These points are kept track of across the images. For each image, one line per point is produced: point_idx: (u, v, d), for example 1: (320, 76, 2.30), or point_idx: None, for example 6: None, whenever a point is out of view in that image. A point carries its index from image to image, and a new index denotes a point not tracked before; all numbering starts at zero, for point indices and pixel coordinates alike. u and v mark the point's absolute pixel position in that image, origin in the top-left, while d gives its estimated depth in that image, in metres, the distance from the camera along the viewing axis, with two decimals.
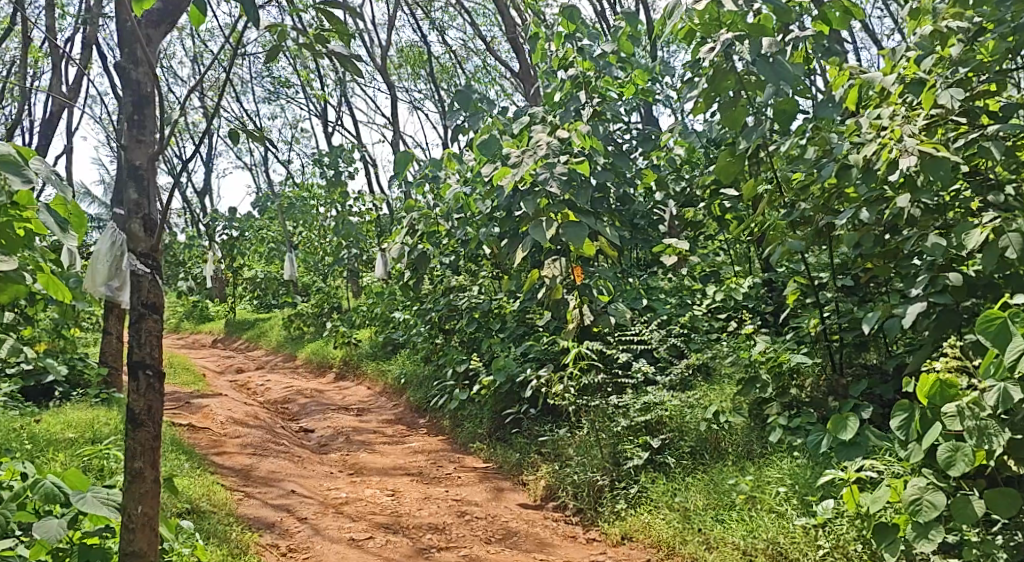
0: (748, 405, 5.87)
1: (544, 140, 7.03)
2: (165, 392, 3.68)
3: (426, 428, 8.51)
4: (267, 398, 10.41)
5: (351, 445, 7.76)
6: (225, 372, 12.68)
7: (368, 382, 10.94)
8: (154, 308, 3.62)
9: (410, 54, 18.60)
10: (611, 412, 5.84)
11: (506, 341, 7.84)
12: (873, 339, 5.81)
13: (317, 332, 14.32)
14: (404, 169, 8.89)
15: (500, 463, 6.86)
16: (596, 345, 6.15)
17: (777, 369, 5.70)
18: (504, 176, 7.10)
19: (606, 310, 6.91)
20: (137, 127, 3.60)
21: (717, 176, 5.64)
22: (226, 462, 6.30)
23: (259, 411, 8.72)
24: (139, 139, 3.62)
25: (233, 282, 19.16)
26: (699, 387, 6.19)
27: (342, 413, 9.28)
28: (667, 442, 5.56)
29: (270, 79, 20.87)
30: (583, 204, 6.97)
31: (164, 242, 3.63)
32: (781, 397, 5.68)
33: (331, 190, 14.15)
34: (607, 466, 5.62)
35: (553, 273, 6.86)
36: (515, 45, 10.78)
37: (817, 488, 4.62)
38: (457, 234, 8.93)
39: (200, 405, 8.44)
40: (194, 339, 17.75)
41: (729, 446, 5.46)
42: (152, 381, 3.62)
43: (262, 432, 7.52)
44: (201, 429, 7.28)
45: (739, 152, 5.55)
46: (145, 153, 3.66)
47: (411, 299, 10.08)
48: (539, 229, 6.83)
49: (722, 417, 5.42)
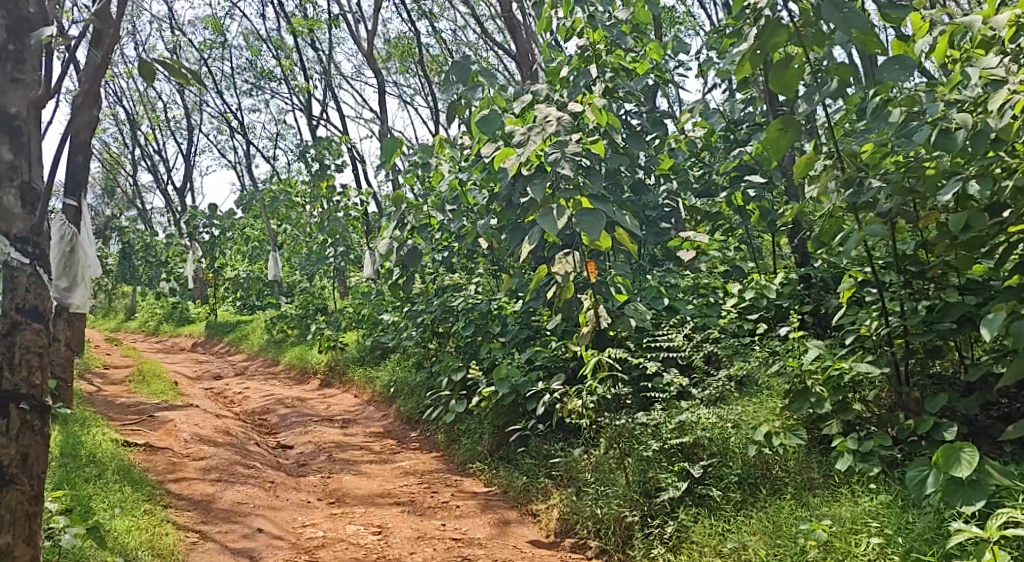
0: (801, 425, 4.99)
1: (555, 114, 6.07)
2: (43, 435, 3.87)
3: (419, 443, 7.60)
4: (244, 408, 9.48)
5: (333, 465, 6.84)
6: (201, 379, 11.75)
7: (355, 389, 10.02)
8: (33, 319, 3.88)
9: (400, 45, 17.63)
10: (639, 433, 4.98)
11: (509, 346, 6.93)
12: (949, 345, 4.94)
13: (301, 335, 13.37)
14: (390, 157, 7.92)
15: (504, 489, 5.96)
16: (618, 352, 5.23)
17: (836, 381, 4.83)
18: (508, 157, 6.20)
19: (623, 311, 6.06)
20: (13, 69, 3.83)
21: (766, 153, 4.73)
22: (183, 492, 5.39)
23: (232, 425, 7.80)
24: (16, 80, 3.85)
25: (214, 282, 18.19)
26: (741, 401, 5.30)
27: (325, 426, 8.36)
28: (708, 469, 4.63)
29: (252, 71, 19.87)
30: (598, 190, 6.06)
31: (42, 214, 3.89)
32: (842, 414, 4.82)
33: (315, 184, 13.20)
34: (637, 499, 4.71)
35: (565, 269, 5.86)
36: (514, 22, 9.86)
37: (931, 542, 3.69)
38: (452, 227, 7.99)
39: (163, 419, 7.50)
40: (172, 342, 16.75)
41: (785, 474, 4.52)
42: (28, 419, 3.81)
43: (231, 451, 6.60)
44: (160, 450, 6.35)
45: (790, 119, 4.61)
46: (23, 96, 3.90)
47: (402, 300, 9.15)
48: (549, 217, 5.86)
49: (775, 440, 4.51)
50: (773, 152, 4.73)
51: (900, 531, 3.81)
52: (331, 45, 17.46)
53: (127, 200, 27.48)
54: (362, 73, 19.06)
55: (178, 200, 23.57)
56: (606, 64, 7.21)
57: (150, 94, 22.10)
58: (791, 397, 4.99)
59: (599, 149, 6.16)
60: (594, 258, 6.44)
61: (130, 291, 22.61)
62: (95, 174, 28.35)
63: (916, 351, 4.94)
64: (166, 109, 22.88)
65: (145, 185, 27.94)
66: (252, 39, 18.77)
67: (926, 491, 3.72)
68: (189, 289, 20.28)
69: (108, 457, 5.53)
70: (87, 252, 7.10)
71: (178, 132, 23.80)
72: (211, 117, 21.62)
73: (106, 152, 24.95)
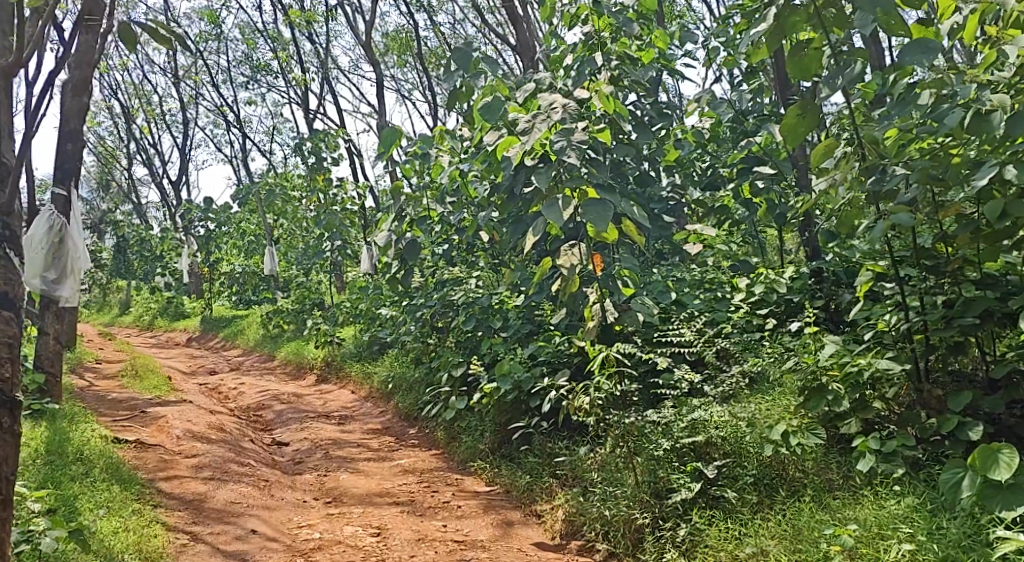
0: (817, 423, 4.79)
1: (560, 101, 5.86)
2: (15, 435, 3.68)
3: (418, 440, 7.41)
4: (239, 404, 9.27)
5: (330, 462, 6.64)
6: (196, 374, 11.54)
7: (352, 385, 9.83)
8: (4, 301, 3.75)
9: (398, 38, 17.44)
10: (649, 432, 4.78)
11: (511, 342, 6.73)
12: (970, 340, 4.75)
13: (297, 330, 13.18)
14: (389, 147, 7.69)
15: (507, 488, 5.76)
16: (627, 347, 5.02)
17: (855, 378, 4.64)
18: (511, 146, 5.99)
19: (630, 305, 5.85)
20: None
21: (783, 140, 4.53)
22: (173, 491, 5.19)
23: (225, 421, 7.59)
24: None
25: (209, 276, 17.98)
26: (754, 399, 5.10)
27: (322, 422, 8.16)
28: (723, 469, 4.43)
29: (248, 64, 19.66)
30: (606, 179, 5.86)
31: None
32: (860, 413, 4.63)
33: (311, 178, 12.99)
34: (647, 501, 4.52)
35: (572, 261, 5.65)
36: (515, 11, 9.65)
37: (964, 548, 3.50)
38: (452, 219, 7.78)
39: (155, 414, 7.29)
40: (167, 337, 16.54)
41: (803, 475, 4.32)
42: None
43: (225, 448, 6.39)
44: (151, 447, 6.14)
45: (809, 104, 4.41)
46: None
47: (400, 294, 8.93)
48: (554, 208, 5.64)
49: (793, 439, 4.32)
50: (791, 139, 4.53)
51: (931, 538, 3.62)
52: (328, 37, 17.25)
53: (122, 194, 27.25)
54: (359, 67, 18.84)
55: (173, 194, 23.34)
56: (612, 51, 7.01)
57: (145, 86, 21.86)
58: (807, 394, 4.79)
59: (605, 138, 5.94)
60: (599, 251, 6.25)
61: (125, 285, 22.38)
62: (90, 167, 28.10)
63: (938, 348, 4.74)
64: (161, 103, 22.65)
65: (141, 179, 27.70)
66: (248, 31, 18.56)
67: (962, 495, 3.53)
68: (184, 283, 20.07)
69: (95, 454, 5.33)
70: (77, 244, 6.95)
71: (173, 126, 23.57)
72: (207, 111, 21.40)
73: (101, 146, 24.70)
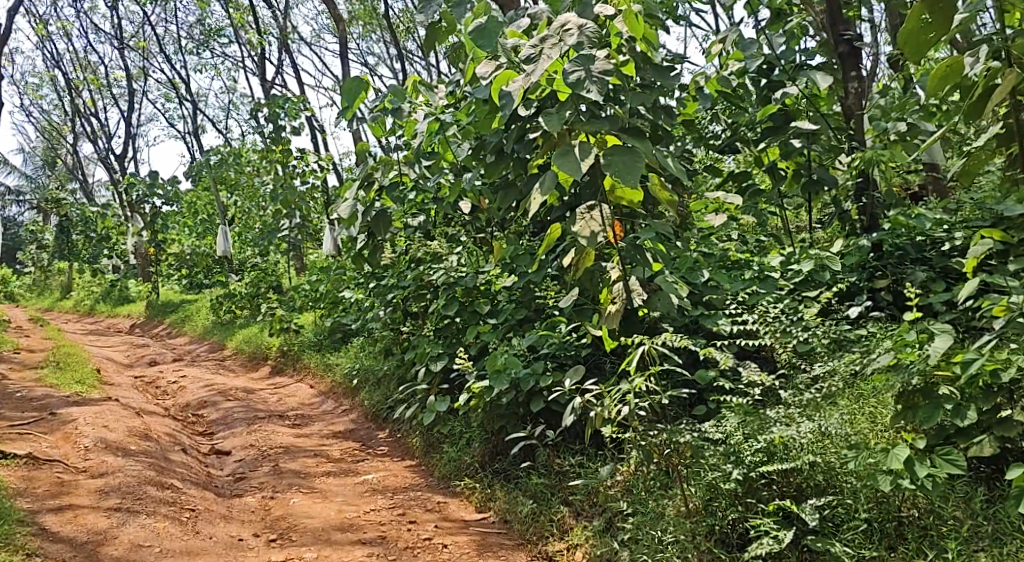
0: (930, 439, 3.60)
1: (576, 22, 4.49)
2: None
3: (388, 448, 6.12)
4: (177, 402, 7.86)
5: (279, 478, 5.34)
6: (133, 366, 10.06)
7: (311, 379, 8.49)
8: None
9: (363, 8, 16.10)
10: (713, 456, 3.72)
11: (504, 331, 5.47)
12: None
13: (251, 317, 11.76)
14: (354, 103, 6.24)
15: (504, 517, 4.52)
16: (681, 339, 3.81)
17: (986, 379, 3.49)
18: (509, 81, 4.67)
19: (660, 285, 4.63)
20: None
21: (904, 55, 3.36)
22: (60, 533, 3.88)
23: (154, 425, 6.20)
24: None
25: (157, 257, 16.43)
26: (838, 408, 3.92)
27: (274, 424, 6.82)
28: (825, 512, 3.44)
29: (200, 30, 18.13)
30: (634, 122, 4.61)
31: None
32: (990, 427, 3.49)
33: (266, 149, 11.63)
34: (713, 552, 3.54)
35: (591, 227, 4.41)
36: None
37: None
38: (428, 185, 6.47)
39: (61, 417, 5.89)
40: (108, 324, 14.98)
41: (930, 515, 3.39)
42: None
43: (145, 462, 5.06)
44: (47, 463, 4.80)
45: (942, 2, 3.26)
46: None
47: (365, 275, 7.59)
48: (569, 158, 4.41)
49: (922, 472, 3.32)
50: (913, 53, 3.37)
51: None
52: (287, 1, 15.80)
53: (68, 173, 25.44)
54: (322, 36, 17.46)
55: (121, 170, 21.64)
56: None
57: (90, 55, 20.20)
58: (919, 402, 3.59)
59: (630, 71, 4.65)
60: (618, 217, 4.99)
61: (66, 268, 20.65)
62: (35, 145, 26.22)
63: None
64: (109, 74, 20.98)
65: (86, 159, 25.88)
66: None
67: None
68: (132, 264, 18.51)
69: None
70: None
71: (120, 98, 21.89)
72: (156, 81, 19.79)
73: (45, 120, 22.94)
